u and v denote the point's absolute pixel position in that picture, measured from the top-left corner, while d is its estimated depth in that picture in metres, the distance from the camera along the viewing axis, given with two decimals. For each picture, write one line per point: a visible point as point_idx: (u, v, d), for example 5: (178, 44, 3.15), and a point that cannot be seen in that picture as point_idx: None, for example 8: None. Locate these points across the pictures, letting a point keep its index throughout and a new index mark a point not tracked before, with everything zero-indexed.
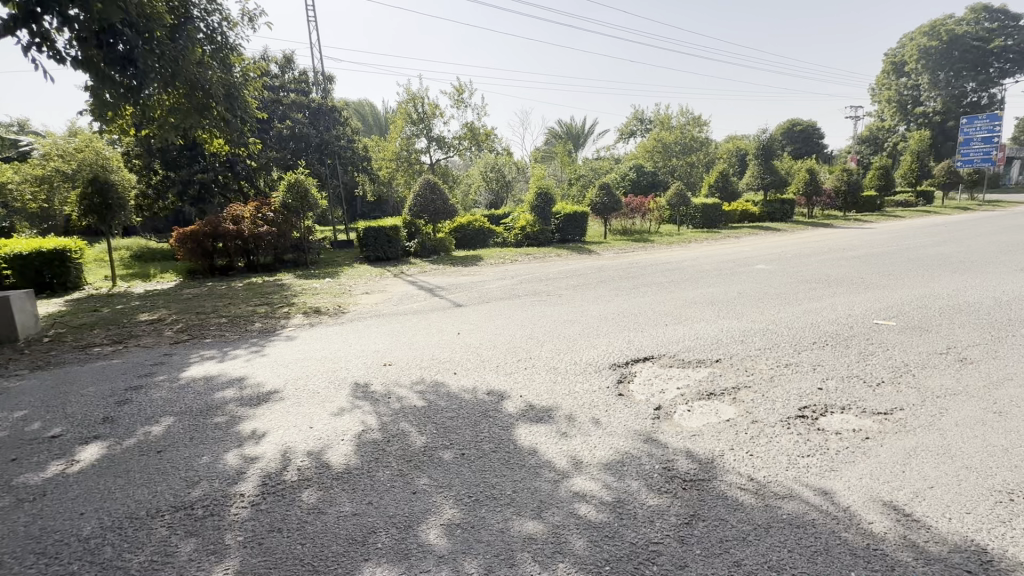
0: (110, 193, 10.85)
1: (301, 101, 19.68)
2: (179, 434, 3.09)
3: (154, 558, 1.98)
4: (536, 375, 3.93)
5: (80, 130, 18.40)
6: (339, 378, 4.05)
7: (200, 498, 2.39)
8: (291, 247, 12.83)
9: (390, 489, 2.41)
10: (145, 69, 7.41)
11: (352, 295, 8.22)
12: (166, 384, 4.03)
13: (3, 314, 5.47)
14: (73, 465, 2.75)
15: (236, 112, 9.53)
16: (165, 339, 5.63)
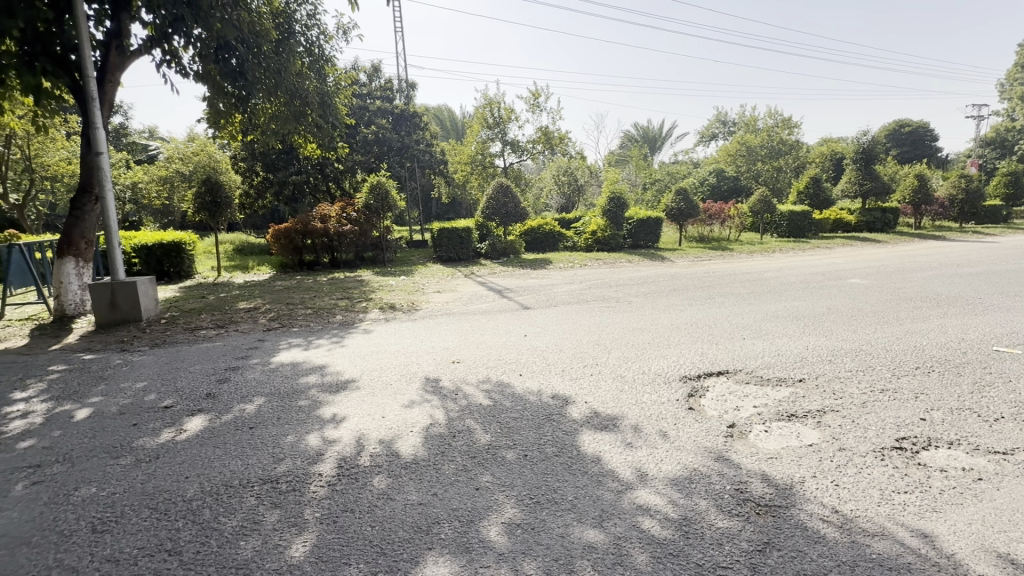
0: (219, 192, 12.07)
1: (386, 107, 20.74)
2: (267, 414, 3.37)
3: (243, 524, 2.19)
4: (602, 383, 3.86)
5: (198, 136, 20.69)
6: (410, 372, 4.23)
7: (284, 473, 2.60)
8: (371, 246, 13.58)
9: (455, 483, 2.49)
10: (252, 80, 8.37)
11: (424, 293, 8.55)
12: (259, 367, 4.43)
13: (131, 297, 6.28)
14: (182, 433, 3.10)
15: (328, 119, 10.22)
16: (260, 326, 6.19)
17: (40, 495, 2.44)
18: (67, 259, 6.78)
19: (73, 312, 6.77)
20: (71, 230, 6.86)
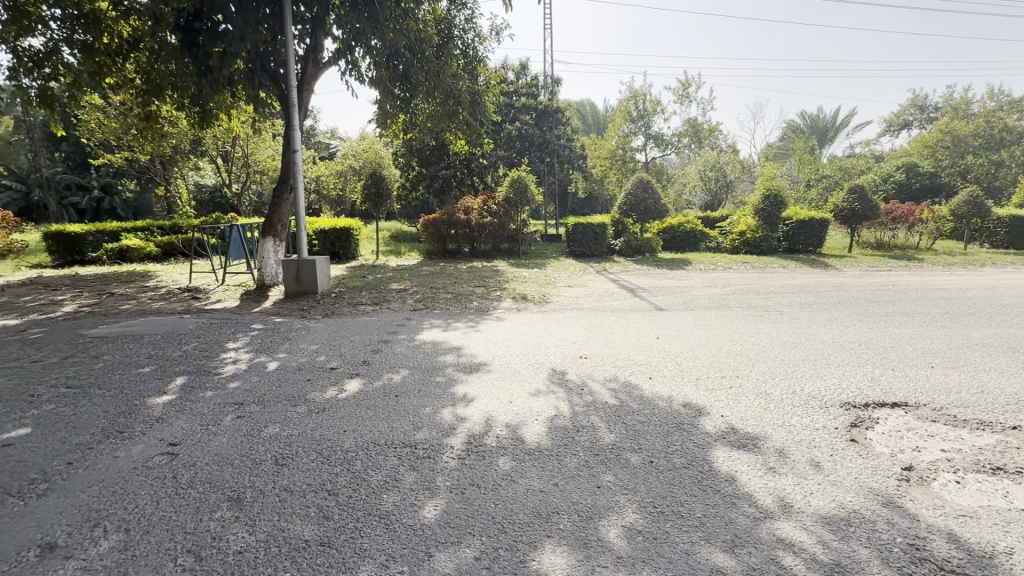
0: (381, 184, 13.59)
1: (530, 103, 21.12)
2: (410, 385, 3.73)
3: (386, 480, 2.45)
4: (742, 398, 3.53)
5: (368, 135, 23.52)
6: (538, 362, 4.32)
7: (423, 440, 2.86)
8: (507, 238, 14.14)
9: (576, 477, 2.49)
10: (415, 83, 9.22)
11: (555, 286, 8.66)
12: (405, 342, 4.93)
13: (311, 273, 7.42)
14: (342, 392, 3.59)
15: (478, 117, 10.85)
16: (408, 305, 6.87)
17: (241, 427, 3.03)
18: (268, 239, 8.24)
19: (270, 283, 8.23)
20: (272, 215, 8.28)
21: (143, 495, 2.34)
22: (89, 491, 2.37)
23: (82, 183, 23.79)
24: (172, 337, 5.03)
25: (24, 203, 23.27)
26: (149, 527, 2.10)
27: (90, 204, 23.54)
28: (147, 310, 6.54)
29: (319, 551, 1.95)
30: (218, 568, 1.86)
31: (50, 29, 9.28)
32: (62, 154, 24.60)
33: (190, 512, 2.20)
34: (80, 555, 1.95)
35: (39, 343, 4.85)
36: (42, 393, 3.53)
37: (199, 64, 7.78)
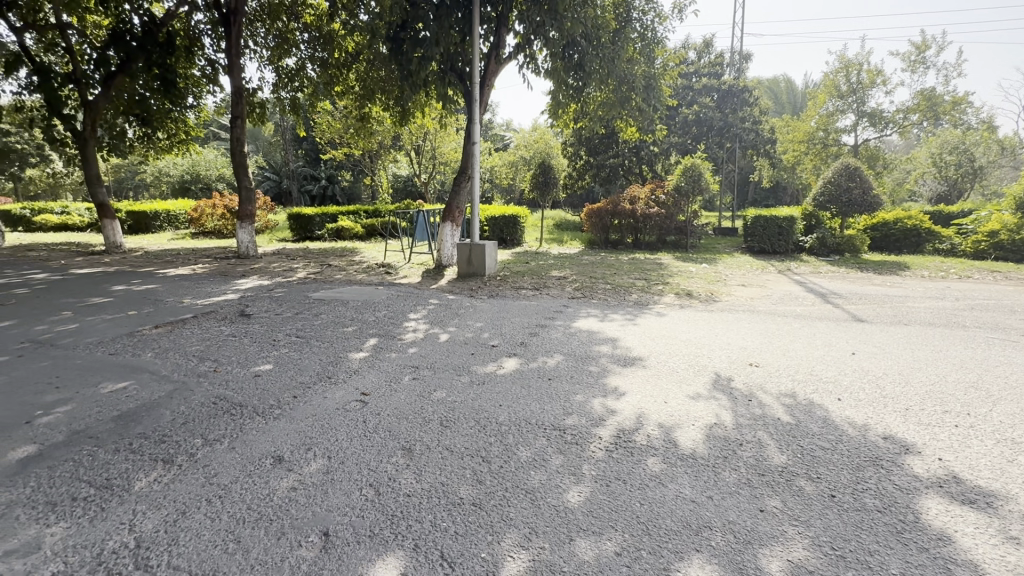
0: (549, 173, 13.96)
1: (712, 84, 19.35)
2: (563, 370, 3.81)
3: (535, 458, 2.56)
4: (974, 442, 2.79)
5: (540, 125, 24.20)
6: (700, 364, 4.03)
7: (572, 426, 2.91)
8: (675, 230, 13.34)
9: (736, 495, 2.26)
10: (589, 71, 9.14)
11: (726, 284, 7.92)
12: (561, 328, 5.04)
13: (480, 257, 8.04)
14: (501, 369, 3.84)
15: (651, 102, 10.49)
16: (566, 293, 6.99)
17: (415, 388, 3.46)
18: (447, 224, 9.13)
19: (446, 263, 9.15)
20: (451, 202, 9.13)
21: (341, 432, 2.83)
22: (307, 421, 2.96)
23: (315, 174, 29.43)
24: (369, 304, 5.96)
25: (277, 190, 29.75)
26: (344, 459, 2.55)
27: (319, 191, 29.03)
28: (352, 280, 7.85)
29: (471, 510, 2.13)
30: (390, 504, 2.17)
31: (300, 50, 11.55)
32: (302, 150, 30.66)
33: (374, 453, 2.59)
34: (297, 470, 2.46)
35: (280, 301, 6.20)
36: (281, 339, 4.52)
37: (402, 69, 8.92)
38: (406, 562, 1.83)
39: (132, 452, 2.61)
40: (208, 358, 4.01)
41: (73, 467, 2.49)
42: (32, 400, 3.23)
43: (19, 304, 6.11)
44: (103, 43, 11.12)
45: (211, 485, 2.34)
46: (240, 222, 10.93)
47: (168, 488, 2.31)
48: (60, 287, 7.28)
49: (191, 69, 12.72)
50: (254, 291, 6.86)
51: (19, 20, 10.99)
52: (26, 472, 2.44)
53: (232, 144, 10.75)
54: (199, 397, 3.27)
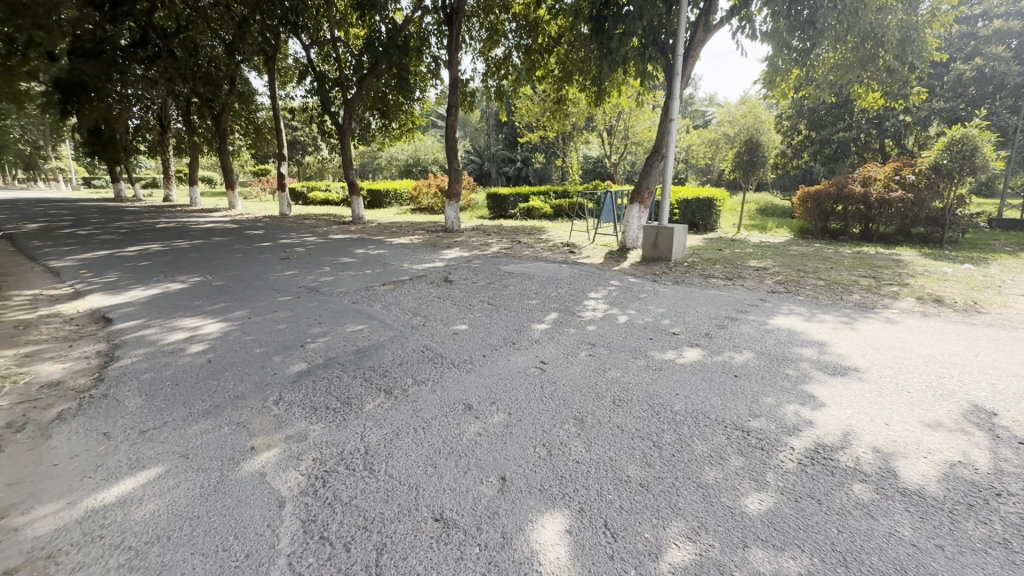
0: (756, 151, 12.42)
1: (1009, 27, 14.55)
2: (754, 369, 3.46)
3: (711, 454, 2.41)
4: None
5: (750, 97, 21.56)
6: (945, 388, 3.21)
7: (758, 430, 2.64)
8: (925, 220, 10.69)
9: (980, 552, 1.79)
10: (822, 29, 7.70)
11: (999, 292, 6.07)
12: (755, 323, 4.54)
13: (668, 241, 7.67)
14: (681, 358, 3.67)
15: (907, 58, 8.44)
16: (765, 286, 6.24)
17: (591, 363, 3.55)
18: (634, 205, 8.90)
19: (630, 246, 8.97)
20: (641, 181, 8.83)
21: (521, 393, 3.09)
22: (492, 378, 3.31)
23: (512, 157, 31.61)
24: (553, 280, 6.24)
25: (480, 171, 32.86)
26: (521, 418, 2.78)
27: (514, 172, 31.14)
28: (539, 257, 8.30)
29: (638, 490, 2.13)
30: (560, 465, 2.31)
31: (508, 40, 12.37)
32: (503, 134, 33.12)
33: (548, 417, 2.77)
34: (482, 419, 2.77)
35: (477, 270, 6.93)
36: (475, 305, 5.07)
37: (603, 47, 8.85)
38: (571, 520, 1.95)
39: (365, 380, 3.29)
40: (419, 313, 4.74)
41: (328, 383, 3.25)
42: (305, 330, 4.29)
43: (299, 259, 8.10)
44: (360, 51, 13.61)
45: (418, 417, 2.81)
46: (449, 200, 12.44)
47: (388, 413, 2.86)
48: (323, 248, 9.37)
49: (420, 66, 14.70)
50: (456, 261, 7.79)
51: (308, 38, 14.14)
52: (301, 381, 3.29)
53: (448, 130, 12.21)
54: (412, 344, 3.93)
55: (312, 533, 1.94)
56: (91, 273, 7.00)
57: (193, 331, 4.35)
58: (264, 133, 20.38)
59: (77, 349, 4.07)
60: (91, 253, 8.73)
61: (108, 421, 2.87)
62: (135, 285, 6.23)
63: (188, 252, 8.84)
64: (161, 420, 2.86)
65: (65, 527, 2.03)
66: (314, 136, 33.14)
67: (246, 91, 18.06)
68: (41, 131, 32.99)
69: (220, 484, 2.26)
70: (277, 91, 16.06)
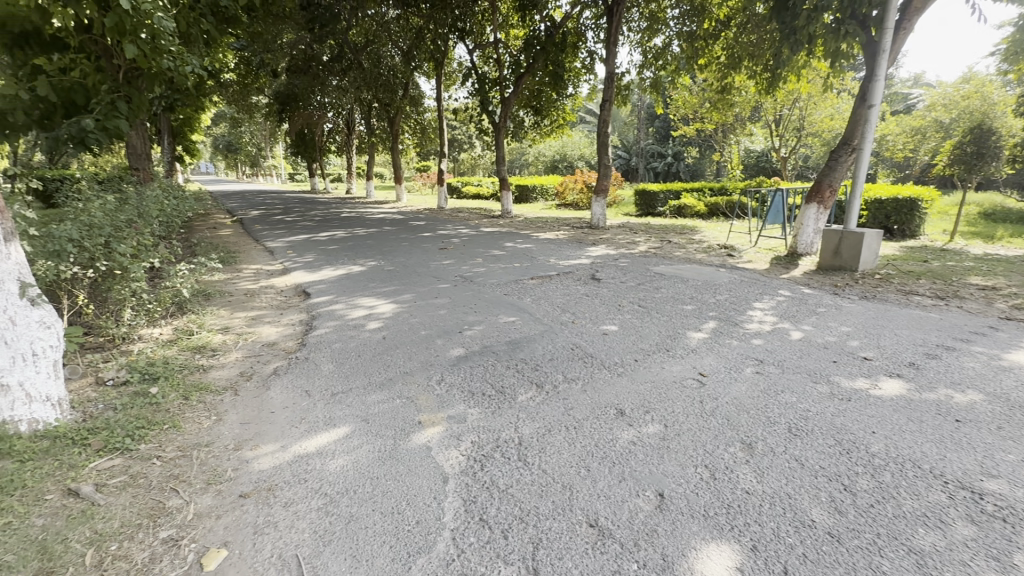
0: (987, 141, 9.96)
1: None
2: (984, 415, 2.76)
3: (928, 515, 1.96)
4: None
5: (977, 72, 17.43)
6: None
7: (995, 495, 2.09)
8: None
9: None
10: None
11: None
12: (983, 357, 3.63)
13: (854, 247, 6.57)
14: (876, 389, 3.09)
15: None
16: (994, 310, 4.97)
17: (760, 383, 3.18)
18: (812, 205, 7.76)
19: (803, 252, 7.88)
20: (822, 179, 7.68)
21: (677, 405, 2.89)
22: (646, 385, 3.16)
23: (662, 151, 30.20)
24: (710, 285, 5.77)
25: (627, 167, 32.06)
26: (679, 432, 2.60)
27: (663, 167, 29.75)
28: (692, 259, 7.77)
29: (825, 539, 1.83)
30: (727, 493, 2.10)
31: (669, 28, 11.74)
32: (654, 128, 31.66)
33: (710, 436, 2.54)
34: (636, 427, 2.66)
35: (625, 270, 6.73)
36: (625, 306, 4.90)
37: (784, 27, 7.88)
38: (743, 558, 1.75)
39: (517, 371, 3.39)
40: (568, 309, 4.76)
41: (483, 371, 3.43)
42: (462, 317, 4.59)
43: (454, 249, 8.73)
44: (519, 51, 14.13)
45: (569, 416, 2.80)
46: (596, 196, 12.29)
47: (540, 408, 2.91)
48: (476, 240, 9.98)
49: (575, 62, 14.70)
50: (603, 259, 7.65)
51: (472, 42, 15.08)
52: (461, 365, 3.52)
53: (600, 126, 12.06)
54: (562, 340, 3.94)
55: (473, 513, 2.05)
56: (295, 253, 8.40)
57: (370, 310, 4.95)
58: (429, 133, 22.39)
59: (286, 316, 4.91)
60: (295, 236, 10.52)
61: (309, 380, 3.40)
62: (326, 266, 7.31)
63: (365, 239, 10.13)
64: (347, 385, 3.29)
65: (280, 466, 2.44)
66: (470, 134, 35.52)
67: (416, 95, 20.04)
68: (264, 135, 40.66)
69: (395, 451, 2.52)
70: (442, 94, 17.48)
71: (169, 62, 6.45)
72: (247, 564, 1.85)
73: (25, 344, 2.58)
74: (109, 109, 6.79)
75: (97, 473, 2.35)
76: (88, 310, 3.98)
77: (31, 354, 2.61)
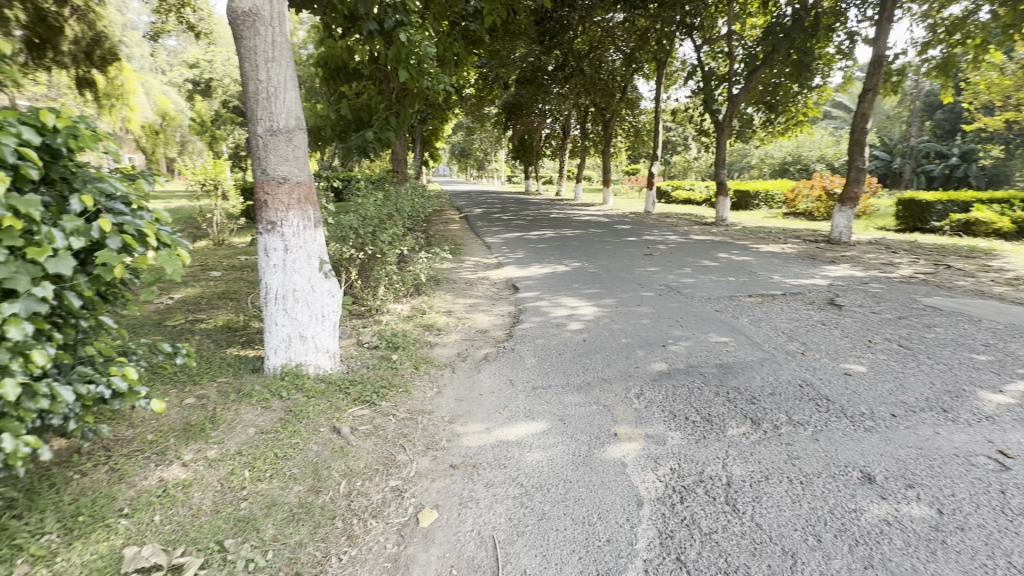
0: None
1: None
2: None
3: None
4: None
5: None
6: None
7: None
8: None
9: None
10: None
11: None
12: None
13: None
14: None
15: None
16: None
17: None
18: None
19: None
20: None
21: (960, 488, 2.18)
22: (907, 451, 2.46)
23: (943, 150, 23.78)
24: (1018, 331, 4.26)
25: (885, 170, 26.24)
26: (964, 526, 1.94)
27: (942, 171, 23.44)
28: (986, 292, 5.87)
29: None
30: None
31: None
32: (933, 121, 25.08)
33: (1019, 546, 1.83)
34: (892, 503, 2.09)
35: (878, 297, 5.45)
36: (878, 343, 3.94)
37: None
38: None
39: (728, 401, 3.02)
40: (796, 337, 4.07)
41: (688, 392, 3.15)
42: (666, 330, 4.33)
43: (660, 256, 8.35)
44: (756, 41, 12.69)
45: (794, 466, 2.36)
46: (841, 205, 10.29)
47: (755, 447, 2.53)
48: (685, 248, 9.36)
49: (826, 48, 12.54)
50: (846, 281, 6.35)
51: (700, 38, 14.13)
52: (662, 382, 3.31)
53: (855, 121, 10.03)
54: (787, 374, 3.37)
55: (669, 550, 1.88)
56: (508, 249, 9.18)
57: (573, 310, 5.05)
58: (642, 135, 21.96)
59: (498, 307, 5.36)
60: (509, 233, 11.50)
61: (513, 370, 3.63)
62: (534, 263, 7.77)
63: (571, 239, 10.47)
64: (548, 381, 3.41)
65: (485, 447, 2.65)
66: (686, 135, 33.70)
67: (634, 97, 19.79)
68: (490, 142, 45.62)
69: (589, 458, 2.49)
70: (661, 95, 16.85)
71: (428, 83, 7.65)
72: (452, 531, 2.05)
73: (320, 307, 3.34)
74: (385, 122, 8.40)
75: (353, 418, 2.91)
76: (357, 284, 5.00)
77: (322, 314, 3.36)
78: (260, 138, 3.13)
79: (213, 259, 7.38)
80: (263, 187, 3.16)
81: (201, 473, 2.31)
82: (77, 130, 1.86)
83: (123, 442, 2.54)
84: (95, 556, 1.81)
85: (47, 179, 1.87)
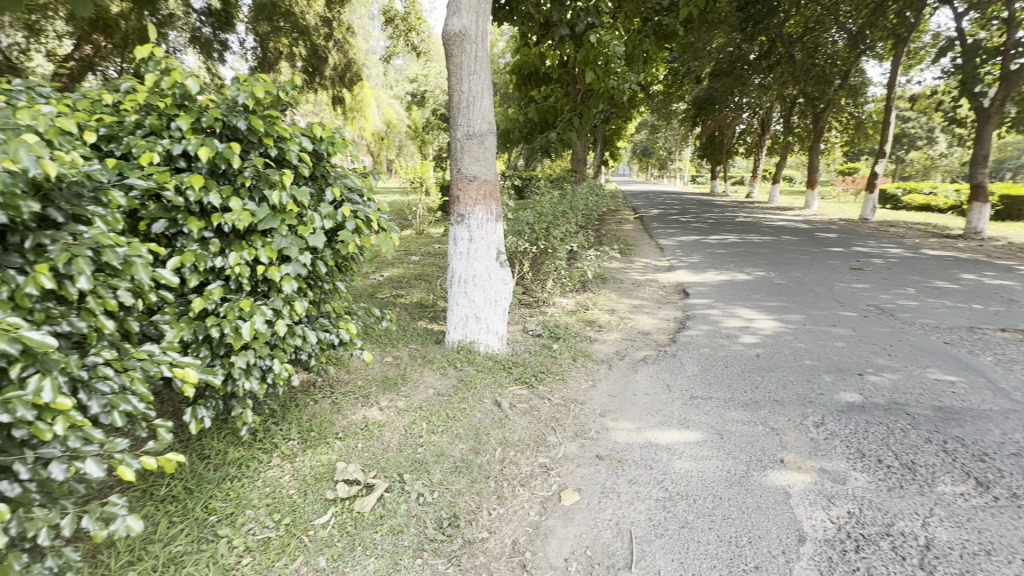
0: None
1: None
2: None
3: None
4: None
5: None
6: None
7: None
8: None
9: None
10: None
11: None
12: None
13: None
14: None
15: None
16: None
17: None
18: None
19: None
20: None
21: None
22: None
23: None
24: None
25: None
26: None
27: None
28: None
29: None
30: None
31: None
32: None
33: None
34: None
35: None
36: None
37: None
38: None
39: (943, 451, 2.47)
40: None
41: (886, 432, 2.66)
42: (868, 357, 3.68)
43: (873, 272, 7.01)
44: None
45: None
46: None
47: (975, 514, 2.03)
48: (911, 264, 7.68)
49: None
50: None
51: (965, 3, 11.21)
52: (851, 415, 2.85)
53: None
54: None
55: None
56: (683, 253, 8.72)
57: (749, 322, 4.63)
58: (866, 128, 18.46)
59: (663, 311, 5.19)
60: (686, 236, 10.89)
61: (672, 376, 3.52)
62: (710, 269, 7.26)
63: (757, 246, 9.46)
64: (709, 393, 3.22)
65: (633, 445, 2.66)
66: (931, 127, 27.17)
67: (859, 83, 16.70)
68: (674, 140, 43.25)
69: (746, 479, 2.32)
70: (898, 78, 13.89)
71: (614, 82, 7.67)
72: (591, 515, 2.14)
73: (494, 293, 3.71)
74: (568, 123, 8.71)
75: (513, 396, 3.19)
76: (528, 276, 5.37)
77: (496, 299, 3.73)
78: (459, 141, 3.60)
79: (415, 245, 8.66)
80: (458, 184, 3.64)
81: (391, 418, 2.83)
82: (333, 138, 2.46)
83: (342, 383, 3.23)
84: (318, 463, 2.39)
85: (314, 176, 2.48)
